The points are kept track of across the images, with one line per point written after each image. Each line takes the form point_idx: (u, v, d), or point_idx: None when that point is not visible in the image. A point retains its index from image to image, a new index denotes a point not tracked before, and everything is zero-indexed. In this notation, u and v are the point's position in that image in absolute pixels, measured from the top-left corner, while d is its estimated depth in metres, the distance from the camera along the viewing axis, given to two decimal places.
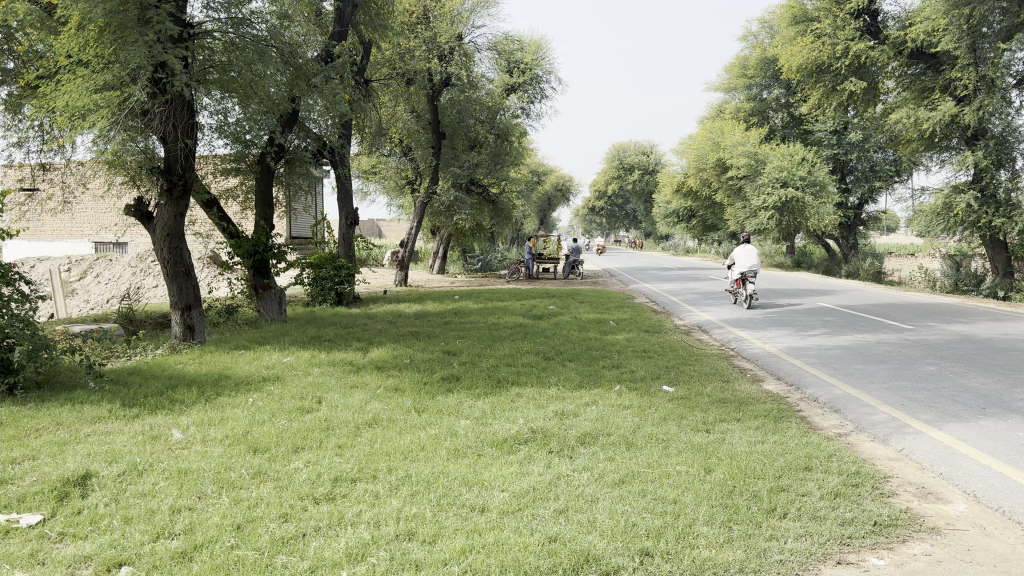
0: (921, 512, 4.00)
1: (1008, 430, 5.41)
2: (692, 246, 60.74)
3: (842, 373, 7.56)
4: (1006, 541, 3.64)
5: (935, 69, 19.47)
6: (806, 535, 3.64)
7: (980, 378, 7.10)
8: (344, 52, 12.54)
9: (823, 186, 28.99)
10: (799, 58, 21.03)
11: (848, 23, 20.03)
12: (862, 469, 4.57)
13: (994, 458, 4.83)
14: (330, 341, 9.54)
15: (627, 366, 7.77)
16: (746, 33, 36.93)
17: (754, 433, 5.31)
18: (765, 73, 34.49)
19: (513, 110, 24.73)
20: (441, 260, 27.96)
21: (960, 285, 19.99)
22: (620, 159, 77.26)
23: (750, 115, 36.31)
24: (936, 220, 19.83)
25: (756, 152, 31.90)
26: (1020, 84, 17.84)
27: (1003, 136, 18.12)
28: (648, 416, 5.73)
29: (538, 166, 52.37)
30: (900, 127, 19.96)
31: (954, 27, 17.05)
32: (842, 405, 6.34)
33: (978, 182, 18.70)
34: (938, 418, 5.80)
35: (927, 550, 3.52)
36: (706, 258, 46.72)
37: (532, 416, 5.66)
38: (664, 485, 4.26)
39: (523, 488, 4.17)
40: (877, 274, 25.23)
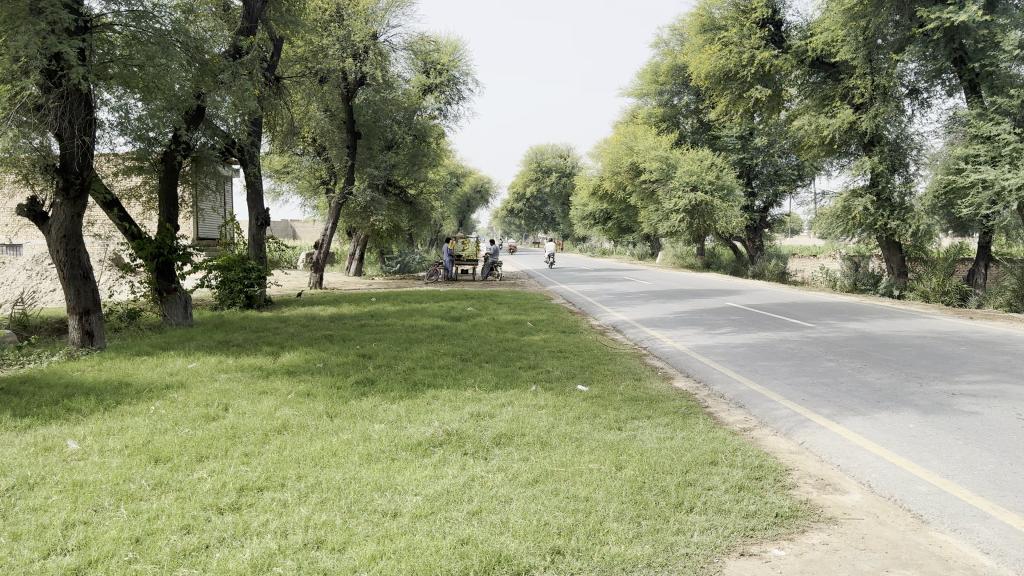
0: (819, 503, 4.16)
1: (900, 422, 5.70)
2: (608, 248, 61.85)
3: (747, 370, 7.82)
4: (897, 529, 3.82)
5: (835, 77, 20.32)
6: (711, 528, 3.73)
7: (876, 374, 7.44)
8: (253, 48, 12.22)
9: (730, 190, 29.91)
10: (708, 64, 21.71)
11: (754, 32, 20.70)
12: (765, 463, 4.73)
13: (888, 450, 5.06)
14: (240, 346, 9.27)
15: (542, 366, 7.81)
16: (657, 39, 37.75)
17: (664, 430, 5.43)
18: (676, 79, 35.37)
19: (430, 110, 24.59)
20: (357, 262, 27.51)
21: (858, 285, 21.05)
22: (537, 162, 78.02)
23: (662, 120, 37.15)
24: (836, 223, 20.76)
25: (668, 156, 32.66)
26: (912, 93, 18.82)
27: (897, 143, 19.11)
28: (562, 415, 5.77)
29: (456, 168, 52.22)
30: (803, 133, 20.79)
31: (851, 38, 17.88)
32: (748, 400, 6.54)
33: (874, 186, 19.61)
34: (837, 412, 6.05)
35: (825, 539, 3.66)
36: None
37: (447, 419, 5.62)
38: (576, 483, 4.29)
39: (437, 492, 4.13)
40: (782, 274, 26.26)
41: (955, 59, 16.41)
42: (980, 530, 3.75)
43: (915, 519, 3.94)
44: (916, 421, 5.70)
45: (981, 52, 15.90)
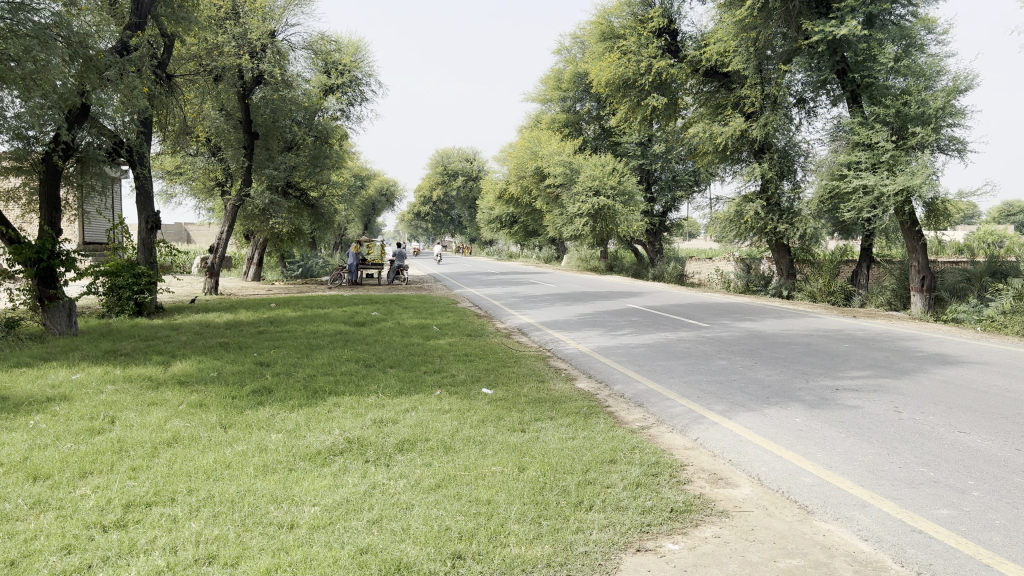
0: (712, 496, 4.31)
1: (787, 417, 5.97)
2: (514, 252, 62.30)
3: (646, 370, 8.02)
4: (784, 519, 4.00)
5: (727, 87, 21.12)
6: (609, 525, 3.81)
7: (767, 371, 7.76)
8: (143, 44, 11.71)
9: (631, 195, 30.64)
10: (608, 73, 21.99)
11: (651, 41, 21.21)
12: (661, 459, 4.86)
13: (776, 444, 5.29)
14: (128, 356, 8.85)
15: (447, 370, 7.78)
16: (559, 46, 38.32)
17: (566, 430, 5.50)
18: (578, 86, 36.06)
19: (332, 111, 24.26)
20: (256, 266, 26.73)
21: (751, 286, 21.99)
22: (443, 166, 77.83)
23: (564, 126, 37.71)
24: (729, 227, 21.49)
25: (571, 161, 33.13)
26: (800, 103, 19.77)
27: (785, 150, 20.06)
28: (466, 419, 5.77)
29: (361, 170, 51.43)
30: (698, 140, 21.47)
31: (743, 49, 18.58)
32: (646, 399, 6.71)
33: (764, 192, 20.50)
34: (729, 408, 6.29)
35: (717, 532, 3.79)
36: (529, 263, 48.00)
37: (348, 426, 5.53)
38: (479, 486, 4.31)
39: (336, 501, 4.06)
40: (680, 276, 27.12)
41: (838, 71, 17.36)
42: (859, 518, 3.97)
43: (800, 510, 4.14)
44: (802, 416, 5.98)
45: (860, 65, 16.87)
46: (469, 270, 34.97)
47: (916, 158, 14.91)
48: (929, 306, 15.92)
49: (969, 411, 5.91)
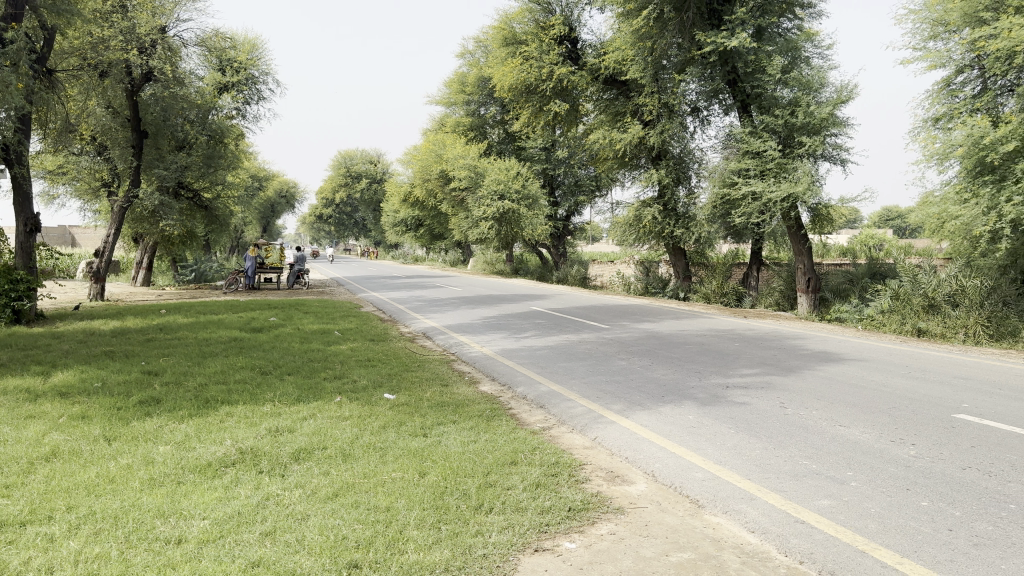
0: (609, 494, 4.40)
1: (681, 414, 6.17)
2: (420, 255, 62.03)
3: (548, 371, 8.12)
4: (677, 514, 4.13)
5: (626, 95, 21.55)
6: (508, 527, 3.84)
7: (663, 370, 7.99)
8: (19, 37, 11.07)
9: (535, 199, 31.01)
10: (510, 78, 22.30)
11: (552, 48, 21.55)
12: (561, 459, 4.93)
13: (670, 441, 5.46)
14: (3, 367, 8.32)
15: (348, 376, 7.67)
16: (462, 50, 38.42)
17: (467, 434, 5.50)
18: (482, 91, 36.28)
19: (227, 110, 23.59)
20: (146, 271, 25.60)
21: (650, 288, 22.64)
22: (346, 167, 76.63)
23: (468, 130, 37.80)
24: (629, 231, 21.98)
25: (476, 164, 33.21)
26: (694, 112, 20.45)
27: (681, 157, 20.74)
28: (367, 426, 5.69)
29: (259, 171, 49.93)
30: (599, 146, 21.83)
31: (640, 58, 19.09)
32: (547, 400, 6.79)
33: (661, 197, 21.08)
34: (627, 407, 6.45)
35: (613, 529, 3.88)
36: (434, 266, 47.77)
37: (242, 436, 5.37)
38: (378, 493, 4.26)
39: (226, 514, 3.93)
40: (583, 279, 27.63)
41: (729, 81, 18.06)
42: (747, 511, 4.14)
43: (691, 504, 4.28)
44: (695, 413, 6.19)
45: (750, 76, 17.55)
46: (399, 271, 39.31)
47: (800, 166, 15.70)
48: (814, 306, 16.73)
49: (849, 405, 6.25)
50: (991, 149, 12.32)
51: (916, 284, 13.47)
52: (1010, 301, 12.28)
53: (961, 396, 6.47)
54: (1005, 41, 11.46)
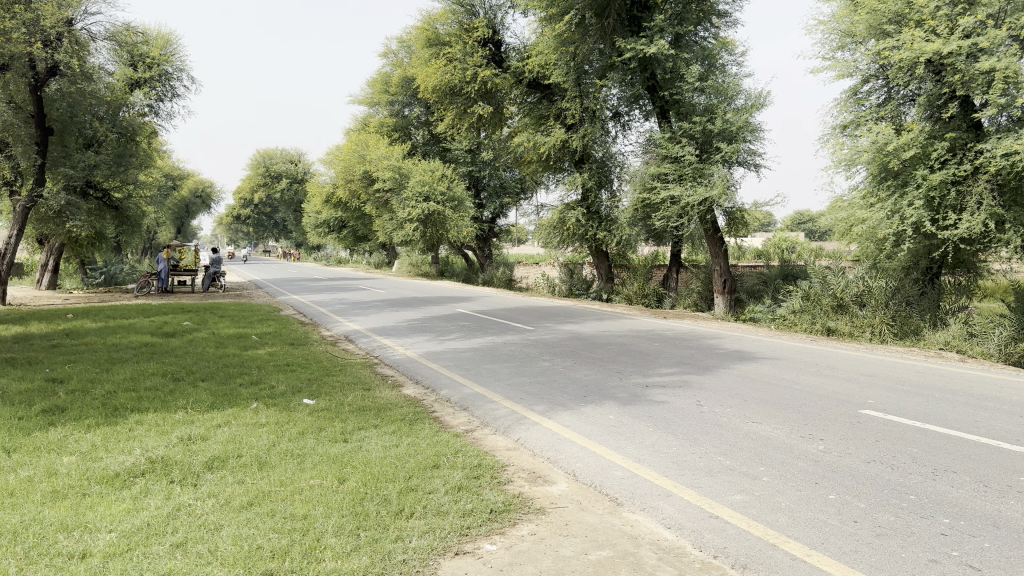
0: (530, 495, 4.43)
1: (602, 414, 6.26)
2: (343, 256, 61.19)
3: (471, 373, 8.12)
4: (596, 512, 4.18)
5: (549, 99, 21.77)
6: (429, 531, 3.81)
7: (585, 371, 8.10)
8: None
9: (460, 201, 31.01)
10: (433, 79, 21.85)
11: (475, 50, 21.42)
12: (483, 461, 4.94)
13: (591, 440, 5.52)
14: None
15: (265, 382, 7.48)
16: (385, 49, 38.07)
17: (389, 438, 5.43)
18: (406, 91, 36.03)
19: (139, 106, 22.75)
20: (51, 274, 24.42)
21: (573, 290, 22.96)
22: (266, 166, 74.93)
23: (392, 131, 37.47)
24: (553, 234, 22.15)
25: (400, 166, 32.93)
26: (616, 117, 20.78)
27: (603, 161, 21.08)
28: (285, 432, 5.57)
29: (173, 170, 48.23)
30: (523, 149, 21.80)
31: (563, 62, 19.24)
32: (471, 403, 6.79)
33: (585, 200, 21.36)
34: (549, 408, 6.51)
35: (533, 530, 3.90)
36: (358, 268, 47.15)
37: (152, 445, 5.19)
38: (295, 501, 4.17)
39: (135, 526, 3.80)
40: (509, 281, 27.80)
41: (649, 87, 18.45)
42: (664, 507, 4.23)
43: (611, 502, 4.35)
44: (615, 412, 6.29)
45: (669, 82, 17.95)
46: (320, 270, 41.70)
47: (717, 171, 16.15)
48: (730, 306, 17.30)
49: (762, 403, 6.45)
50: (894, 155, 13.01)
51: (826, 285, 13.99)
52: (913, 300, 12.88)
53: (866, 393, 6.78)
54: (908, 52, 12.16)
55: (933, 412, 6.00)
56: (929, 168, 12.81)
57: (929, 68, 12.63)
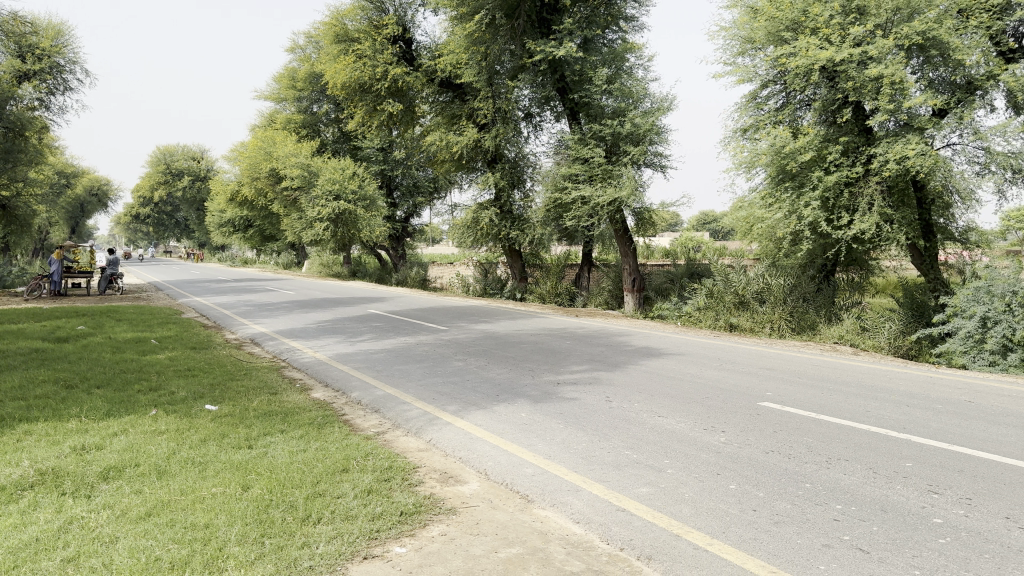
0: (442, 495, 4.41)
1: (514, 412, 6.29)
2: (248, 257, 59.52)
3: (383, 375, 8.02)
4: (507, 510, 4.20)
5: (461, 98, 21.74)
6: (337, 536, 3.75)
7: (497, 370, 8.12)
8: None
9: (372, 200, 30.66)
10: (341, 76, 21.44)
11: (386, 47, 21.24)
12: (394, 463, 4.88)
13: (503, 439, 5.55)
14: None
15: (165, 388, 7.19)
16: (292, 44, 37.26)
17: (296, 443, 5.32)
18: (314, 87, 35.33)
19: (27, 99, 21.51)
20: None
21: (487, 289, 23.07)
22: (167, 164, 72.18)
23: (300, 128, 36.67)
24: (466, 234, 22.10)
25: (309, 163, 32.24)
26: (527, 117, 20.92)
27: (515, 161, 21.24)
28: (186, 440, 5.38)
29: (63, 166, 45.75)
30: (435, 148, 21.67)
31: (474, 62, 19.25)
32: (382, 405, 6.71)
33: (497, 200, 21.43)
34: (461, 407, 6.51)
35: (444, 530, 3.88)
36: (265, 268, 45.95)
37: (42, 456, 4.93)
38: (196, 510, 4.04)
39: (22, 542, 3.60)
40: (423, 281, 27.66)
41: (559, 89, 18.73)
42: (573, 502, 4.29)
43: (522, 500, 4.38)
44: (527, 410, 6.34)
45: (578, 85, 18.25)
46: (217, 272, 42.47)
47: (625, 172, 16.50)
48: (639, 305, 17.72)
49: (668, 397, 6.63)
50: (791, 158, 13.54)
51: (728, 283, 14.40)
52: (809, 297, 13.51)
53: (765, 385, 7.06)
54: (804, 58, 12.69)
55: (827, 403, 6.29)
56: (823, 170, 13.44)
57: (823, 74, 13.19)
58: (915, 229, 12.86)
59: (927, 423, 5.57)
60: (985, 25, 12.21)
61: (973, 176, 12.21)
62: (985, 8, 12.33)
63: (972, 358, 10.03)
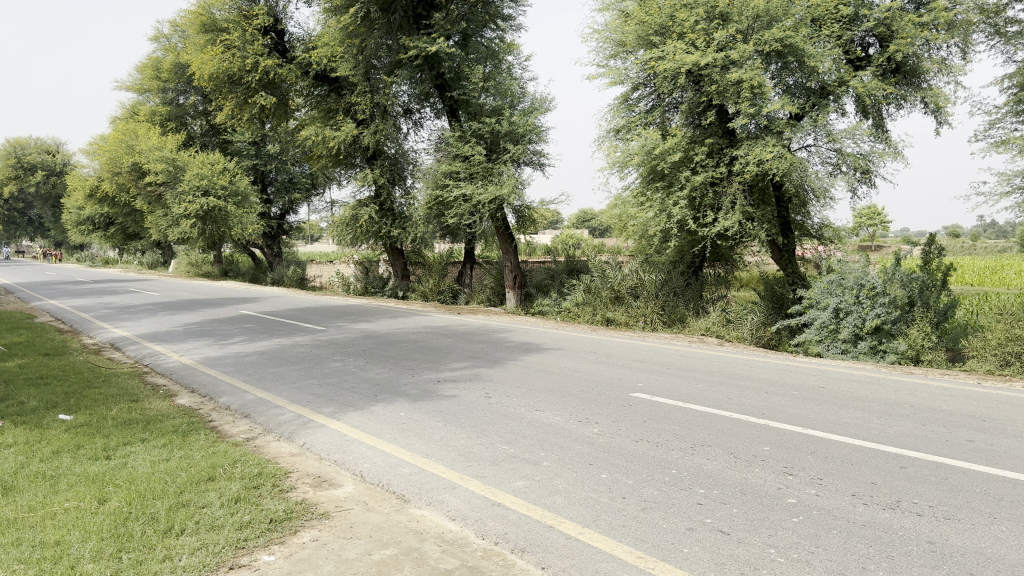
0: (314, 500, 4.31)
1: (392, 412, 6.23)
2: (110, 257, 56.27)
3: (255, 379, 7.76)
4: (382, 511, 4.15)
5: (338, 92, 21.27)
6: (201, 548, 3.61)
7: (376, 369, 8.02)
8: None
9: (245, 196, 29.62)
10: (209, 67, 20.48)
11: (256, 39, 20.55)
12: (264, 469, 4.74)
13: (380, 439, 5.48)
14: None
15: (12, 398, 6.68)
16: (156, 33, 35.40)
17: (159, 452, 5.07)
18: (180, 78, 33.72)
19: None
20: None
21: (368, 288, 22.78)
22: (18, 157, 67.21)
23: (165, 120, 34.92)
24: (345, 231, 21.72)
25: (175, 158, 30.79)
26: (406, 114, 20.69)
27: (395, 158, 21.01)
28: (35, 452, 5.03)
29: None
30: (311, 144, 21.11)
31: (349, 55, 18.93)
32: (253, 409, 6.50)
33: (377, 197, 21.14)
34: (338, 409, 6.39)
35: (315, 536, 3.79)
36: (129, 269, 43.59)
37: None
38: (46, 527, 3.79)
39: None
40: (301, 280, 26.93)
41: (437, 86, 18.72)
42: (449, 499, 4.29)
43: (398, 500, 4.34)
44: (406, 409, 6.30)
45: (456, 82, 18.32)
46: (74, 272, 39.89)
47: (505, 171, 16.68)
48: (521, 302, 17.91)
49: (545, 391, 6.74)
50: (661, 158, 14.05)
51: (605, 279, 14.78)
52: (679, 291, 14.05)
53: (638, 376, 7.30)
54: (672, 62, 13.16)
55: (693, 392, 6.58)
56: (691, 170, 14.00)
57: (690, 78, 13.72)
58: (774, 226, 13.61)
59: (784, 409, 5.92)
60: (836, 34, 13.02)
61: (826, 175, 13.02)
62: (836, 19, 13.15)
63: (827, 347, 10.73)
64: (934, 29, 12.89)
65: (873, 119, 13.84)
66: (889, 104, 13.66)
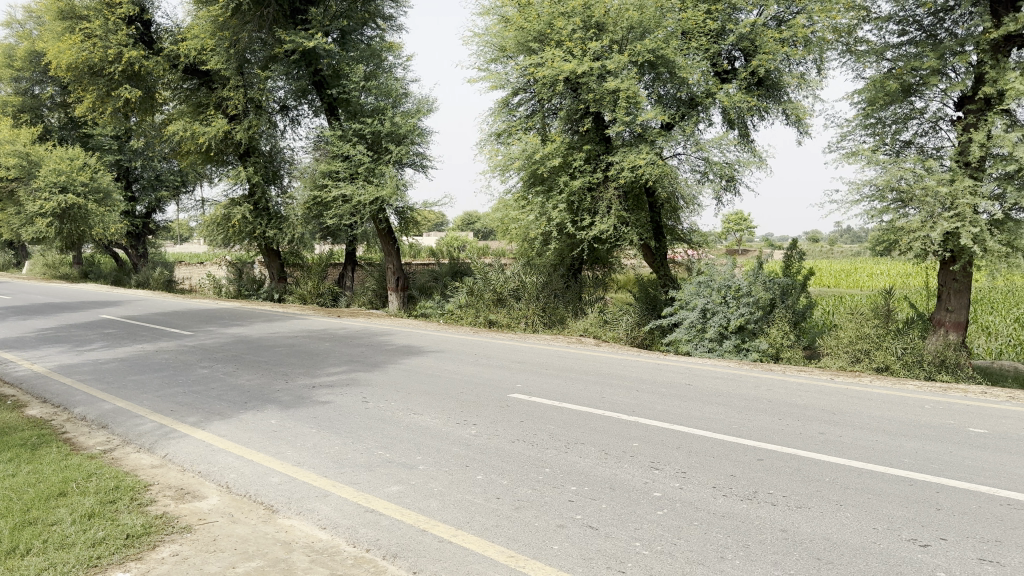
0: (176, 513, 4.13)
1: (263, 419, 6.05)
2: None
3: (115, 387, 7.35)
4: (249, 523, 4.02)
5: (208, 86, 20.64)
6: (49, 567, 3.39)
7: (248, 376, 7.76)
8: None
9: (107, 194, 28.17)
10: (65, 57, 18.97)
11: (120, 27, 19.29)
12: (121, 483, 4.50)
13: (248, 448, 5.31)
14: None
15: None
16: (8, 17, 32.95)
17: (3, 467, 4.72)
18: (35, 67, 31.56)
19: None
20: None
21: (242, 291, 22.02)
22: None
23: (17, 112, 32.55)
24: (215, 232, 20.80)
25: (29, 151, 28.74)
26: (283, 111, 20.12)
27: (271, 155, 20.46)
28: None
29: None
30: (179, 139, 20.19)
31: (222, 48, 18.29)
32: (111, 420, 6.15)
33: (252, 196, 20.47)
34: (204, 418, 6.14)
35: (175, 550, 3.63)
36: None
37: None
38: None
39: None
40: (169, 283, 25.74)
41: (315, 83, 18.30)
42: (320, 508, 4.21)
43: (265, 510, 4.22)
44: (277, 417, 6.12)
45: (335, 80, 18.13)
46: None
47: (386, 171, 16.53)
48: (403, 304, 17.79)
49: (422, 395, 6.71)
50: (541, 163, 14.26)
51: (487, 281, 14.89)
52: (558, 293, 14.31)
53: (515, 377, 7.38)
54: (550, 69, 13.43)
55: (568, 391, 6.71)
56: (570, 175, 14.24)
57: (567, 85, 14.00)
58: (646, 230, 14.10)
59: (653, 406, 6.13)
60: (705, 47, 13.54)
61: (695, 183, 13.56)
62: (704, 32, 13.63)
63: (695, 346, 11.20)
64: (793, 45, 13.65)
65: (739, 129, 14.51)
66: (754, 115, 14.36)
